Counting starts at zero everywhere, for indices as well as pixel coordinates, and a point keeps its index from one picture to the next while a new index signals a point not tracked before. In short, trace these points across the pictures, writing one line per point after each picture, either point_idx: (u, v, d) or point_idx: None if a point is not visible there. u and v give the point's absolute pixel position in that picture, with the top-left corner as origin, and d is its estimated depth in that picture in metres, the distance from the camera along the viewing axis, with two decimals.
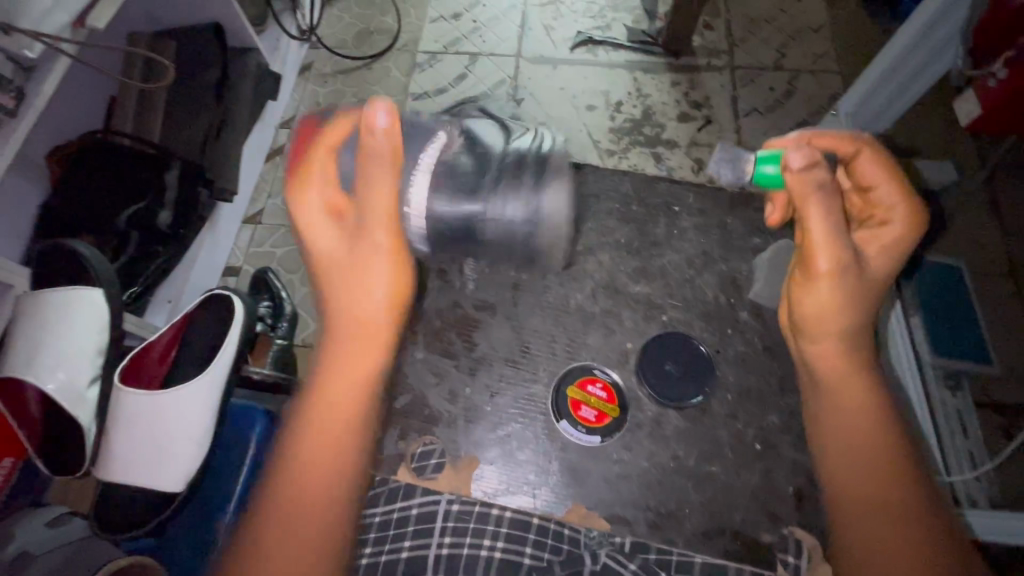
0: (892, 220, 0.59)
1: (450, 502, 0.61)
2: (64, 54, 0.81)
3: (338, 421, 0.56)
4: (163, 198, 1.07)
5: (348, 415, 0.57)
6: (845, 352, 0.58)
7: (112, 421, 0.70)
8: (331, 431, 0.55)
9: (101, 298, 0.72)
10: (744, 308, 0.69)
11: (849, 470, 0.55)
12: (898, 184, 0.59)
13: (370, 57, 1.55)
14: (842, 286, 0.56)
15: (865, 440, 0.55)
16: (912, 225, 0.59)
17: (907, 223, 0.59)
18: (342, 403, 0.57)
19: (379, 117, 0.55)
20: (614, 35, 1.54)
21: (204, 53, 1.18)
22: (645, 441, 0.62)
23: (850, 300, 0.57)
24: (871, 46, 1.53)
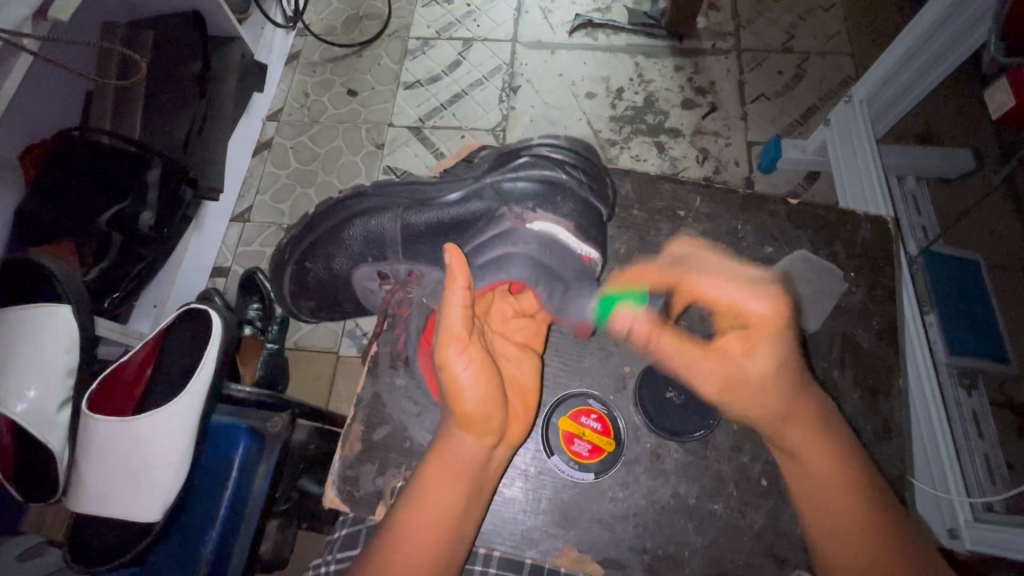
0: (754, 308, 0.60)
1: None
2: (26, 52, 0.76)
3: (437, 531, 0.49)
4: (144, 199, 1.02)
5: (448, 525, 0.50)
6: (814, 430, 0.54)
7: (83, 449, 0.67)
8: (435, 518, 0.49)
9: (71, 315, 0.69)
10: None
11: (821, 509, 0.53)
12: (743, 284, 0.62)
13: (360, 45, 1.49)
14: (751, 387, 0.57)
15: (834, 479, 0.53)
16: (757, 303, 0.60)
17: (766, 304, 0.60)
18: (439, 523, 0.49)
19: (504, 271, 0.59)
20: (614, 18, 1.47)
21: (184, 47, 1.12)
22: (643, 476, 0.58)
23: (772, 389, 0.56)
24: (885, 26, 1.46)
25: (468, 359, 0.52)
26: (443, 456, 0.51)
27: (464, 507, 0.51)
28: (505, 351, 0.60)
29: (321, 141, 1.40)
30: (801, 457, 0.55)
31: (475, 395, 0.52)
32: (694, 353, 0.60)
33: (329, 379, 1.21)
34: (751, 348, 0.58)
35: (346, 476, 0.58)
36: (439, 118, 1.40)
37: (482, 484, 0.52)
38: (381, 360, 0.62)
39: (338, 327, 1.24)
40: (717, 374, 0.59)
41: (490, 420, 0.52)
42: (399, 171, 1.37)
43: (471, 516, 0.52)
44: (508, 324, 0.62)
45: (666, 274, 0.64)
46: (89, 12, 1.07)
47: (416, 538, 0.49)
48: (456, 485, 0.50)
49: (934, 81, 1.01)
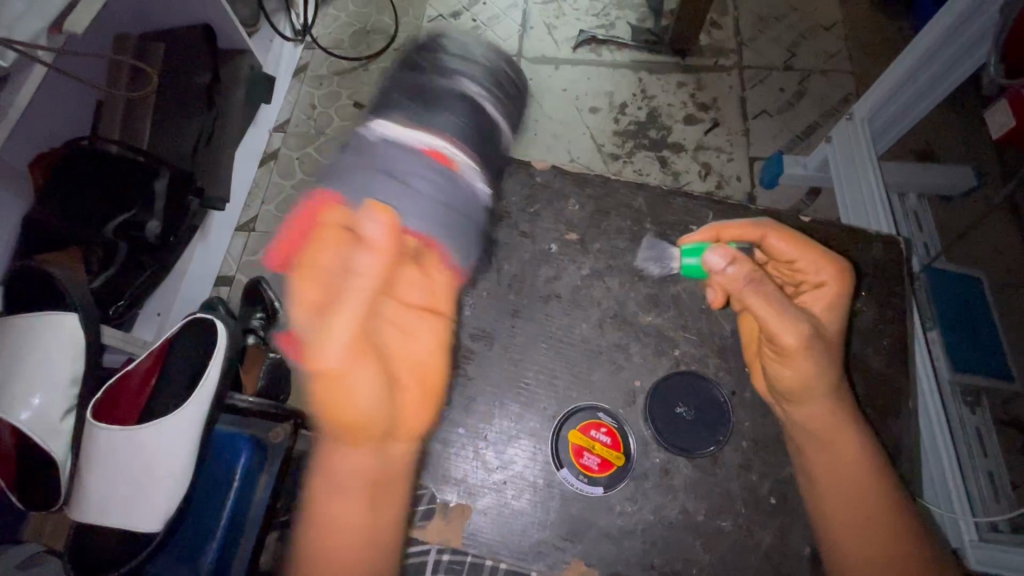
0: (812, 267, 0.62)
1: (439, 552, 0.58)
2: (41, 63, 0.77)
3: (357, 543, 0.56)
4: (151, 207, 1.02)
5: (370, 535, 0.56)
6: (832, 412, 0.58)
7: (85, 459, 0.66)
8: (348, 530, 0.56)
9: (77, 324, 0.70)
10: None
11: (834, 480, 0.57)
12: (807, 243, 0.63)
13: (366, 59, 1.50)
14: (816, 355, 0.57)
15: (844, 453, 0.57)
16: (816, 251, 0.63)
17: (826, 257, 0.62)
18: (351, 533, 0.56)
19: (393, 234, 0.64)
20: (618, 34, 1.49)
21: (195, 59, 1.14)
22: (651, 491, 0.58)
23: (818, 367, 0.58)
24: (885, 45, 1.48)
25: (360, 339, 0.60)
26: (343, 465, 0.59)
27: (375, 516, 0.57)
28: (387, 320, 0.64)
29: (328, 152, 1.41)
30: (834, 447, 0.57)
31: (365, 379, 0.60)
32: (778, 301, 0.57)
33: None
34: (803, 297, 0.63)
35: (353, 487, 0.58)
36: None
37: (392, 470, 0.58)
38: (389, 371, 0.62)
39: None
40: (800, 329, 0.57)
41: (375, 391, 0.59)
42: None
43: (388, 503, 0.57)
44: (410, 282, 0.65)
45: (732, 229, 0.65)
46: (102, 25, 1.08)
47: (342, 527, 0.56)
48: (358, 497, 0.57)
49: (928, 107, 1.04)
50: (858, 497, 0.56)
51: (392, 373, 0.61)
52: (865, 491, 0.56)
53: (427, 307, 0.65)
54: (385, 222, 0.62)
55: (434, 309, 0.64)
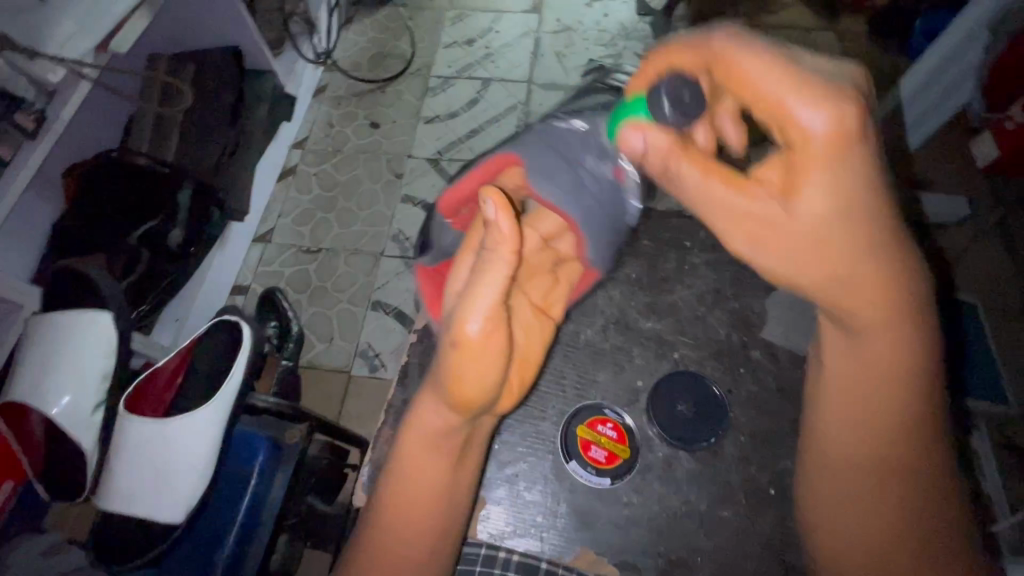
0: (814, 192, 0.45)
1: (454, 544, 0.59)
2: (87, 79, 0.82)
3: (440, 505, 0.52)
4: (175, 217, 1.07)
5: (456, 498, 0.53)
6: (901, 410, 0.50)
7: (115, 452, 0.70)
8: (418, 497, 0.51)
9: (110, 321, 0.74)
10: (754, 347, 0.67)
11: (835, 432, 0.51)
12: (862, 158, 0.44)
13: (383, 81, 1.57)
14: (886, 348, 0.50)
15: (875, 382, 0.50)
16: (833, 161, 0.43)
17: (852, 161, 0.43)
18: (433, 509, 0.51)
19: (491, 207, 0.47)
20: (625, 64, 1.56)
21: (224, 77, 1.20)
22: (656, 484, 0.61)
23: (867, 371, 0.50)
24: (880, 80, 1.54)
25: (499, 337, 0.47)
26: (438, 449, 0.51)
27: (451, 481, 0.52)
28: (522, 312, 0.55)
29: (344, 169, 1.47)
30: (894, 454, 0.50)
31: (478, 374, 0.47)
32: (708, 175, 0.48)
33: (341, 397, 1.24)
34: (795, 187, 0.45)
35: (373, 479, 0.61)
36: (456, 151, 1.47)
37: (471, 442, 0.53)
38: (410, 371, 0.66)
39: (352, 346, 1.28)
40: (760, 217, 0.47)
41: (486, 376, 0.47)
42: (416, 199, 1.43)
43: (468, 470, 0.54)
44: (543, 269, 0.59)
45: (743, 75, 0.45)
46: (139, 46, 1.15)
47: (415, 483, 0.51)
48: (436, 465, 0.52)
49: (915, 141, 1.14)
50: (861, 445, 0.50)
51: (507, 367, 0.48)
52: (872, 447, 0.50)
53: (546, 304, 0.58)
54: (507, 219, 0.46)
55: (553, 308, 0.58)
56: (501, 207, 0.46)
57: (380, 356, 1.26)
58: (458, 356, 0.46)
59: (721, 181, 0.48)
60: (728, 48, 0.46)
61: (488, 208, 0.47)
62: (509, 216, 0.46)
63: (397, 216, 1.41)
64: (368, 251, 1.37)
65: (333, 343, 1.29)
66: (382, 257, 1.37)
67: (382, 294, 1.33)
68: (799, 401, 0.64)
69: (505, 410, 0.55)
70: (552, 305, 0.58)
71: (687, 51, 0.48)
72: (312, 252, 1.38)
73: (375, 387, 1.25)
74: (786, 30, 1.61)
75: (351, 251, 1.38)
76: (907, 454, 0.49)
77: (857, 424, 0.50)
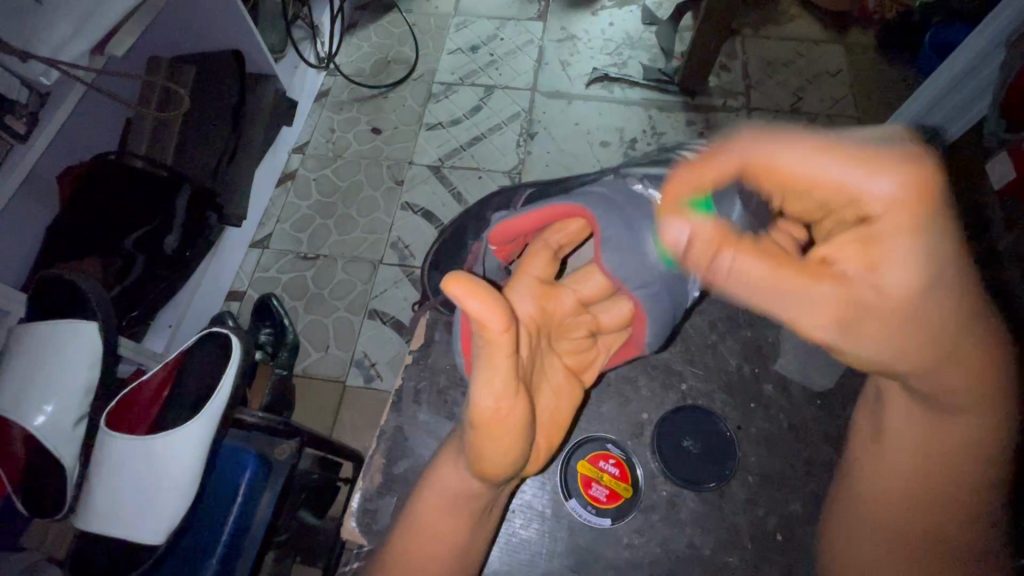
0: (895, 266, 0.44)
1: None
2: (81, 82, 0.81)
3: (449, 556, 0.50)
4: (171, 221, 1.05)
5: (467, 548, 0.51)
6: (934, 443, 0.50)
7: (97, 470, 0.67)
8: (431, 538, 0.49)
9: (96, 332, 0.72)
10: (769, 380, 0.65)
11: (890, 478, 0.51)
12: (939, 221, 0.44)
13: (385, 87, 1.56)
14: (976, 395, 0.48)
15: (975, 433, 0.49)
16: (909, 231, 0.44)
17: (924, 231, 0.44)
18: (436, 557, 0.49)
19: (472, 301, 0.41)
20: (630, 73, 1.54)
21: (223, 81, 1.18)
22: (659, 525, 0.58)
23: (966, 417, 0.49)
24: (889, 92, 1.52)
25: (510, 420, 0.43)
26: (449, 497, 0.49)
27: (466, 535, 0.50)
28: (555, 375, 0.53)
29: (344, 175, 1.45)
30: (905, 443, 0.51)
31: (496, 449, 0.45)
32: (770, 269, 0.47)
33: (335, 409, 1.21)
34: (876, 264, 0.44)
35: (366, 508, 0.59)
36: (458, 159, 1.45)
37: (494, 501, 0.52)
38: (404, 395, 0.64)
39: (349, 355, 1.26)
40: (833, 297, 0.45)
41: (509, 453, 0.45)
42: (416, 207, 1.41)
43: (486, 521, 0.52)
44: (577, 336, 0.56)
45: (796, 156, 0.46)
46: (139, 47, 1.13)
47: (433, 527, 0.49)
48: (457, 516, 0.50)
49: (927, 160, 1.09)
50: (900, 535, 0.50)
51: (528, 436, 0.46)
52: (921, 522, 0.49)
53: (579, 366, 0.56)
54: (476, 305, 0.41)
55: (587, 370, 0.57)
56: (469, 295, 0.41)
57: (377, 367, 1.24)
58: (477, 429, 0.44)
59: (792, 268, 0.47)
60: (770, 147, 0.47)
61: (451, 298, 0.41)
62: (480, 300, 0.41)
63: (397, 224, 1.39)
64: (367, 259, 1.35)
65: (329, 352, 1.27)
66: (381, 265, 1.35)
67: (381, 303, 1.31)
68: (809, 441, 0.62)
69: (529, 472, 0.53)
70: (586, 367, 0.57)
71: (749, 141, 0.48)
72: (310, 259, 1.36)
73: (371, 400, 1.22)
74: (793, 41, 1.59)
75: (349, 258, 1.36)
76: (963, 499, 0.48)
77: (918, 488, 0.50)
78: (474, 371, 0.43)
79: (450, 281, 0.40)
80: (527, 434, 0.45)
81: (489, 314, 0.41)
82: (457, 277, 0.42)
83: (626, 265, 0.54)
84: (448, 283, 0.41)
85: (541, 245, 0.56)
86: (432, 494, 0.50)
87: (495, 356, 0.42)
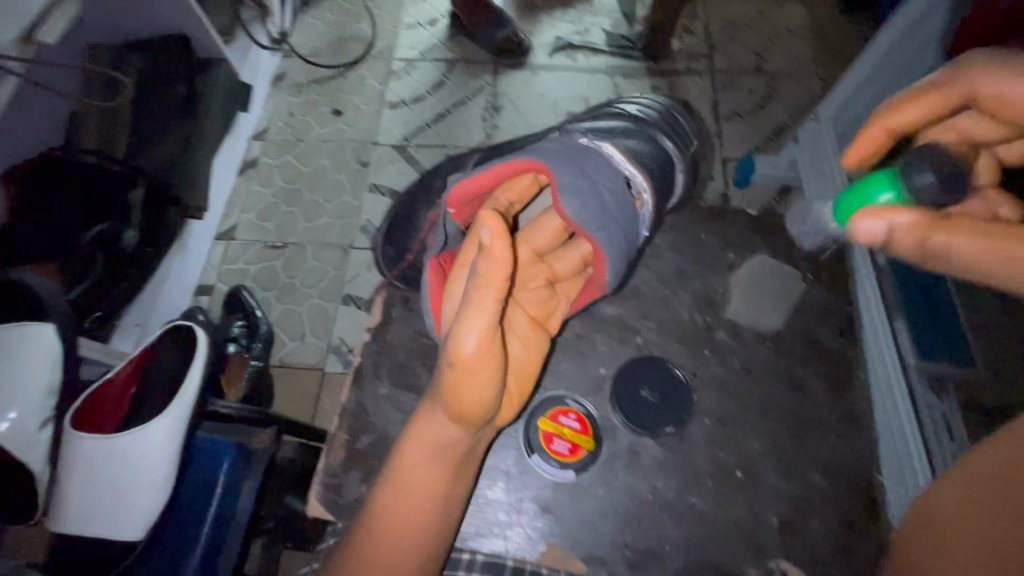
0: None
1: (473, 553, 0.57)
2: (16, 75, 0.76)
3: (431, 507, 0.51)
4: (127, 216, 1.02)
5: (447, 500, 0.51)
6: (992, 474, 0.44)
7: (65, 470, 0.65)
8: (411, 488, 0.50)
9: (54, 333, 0.69)
10: (721, 327, 0.66)
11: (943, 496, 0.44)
12: None
13: (344, 66, 1.51)
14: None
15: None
16: None
17: None
18: (417, 509, 0.50)
19: (494, 242, 0.45)
20: (593, 40, 1.52)
21: (170, 67, 1.14)
22: (622, 474, 0.60)
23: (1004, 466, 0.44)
24: (848, 48, 1.53)
25: (492, 363, 0.48)
26: (433, 440, 0.51)
27: (448, 487, 0.51)
28: (519, 325, 0.57)
29: (307, 160, 1.42)
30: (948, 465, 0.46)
31: (474, 389, 0.48)
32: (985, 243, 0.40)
33: (315, 396, 1.21)
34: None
35: (329, 485, 0.60)
36: (424, 136, 1.43)
37: (473, 451, 0.53)
38: (364, 370, 0.64)
39: (326, 343, 1.25)
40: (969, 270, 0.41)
41: (486, 395, 0.49)
42: (385, 188, 1.38)
43: (466, 474, 0.53)
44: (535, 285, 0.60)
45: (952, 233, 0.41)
46: (75, 34, 1.08)
47: (411, 482, 0.50)
48: (436, 465, 0.51)
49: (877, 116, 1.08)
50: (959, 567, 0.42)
51: (501, 381, 0.50)
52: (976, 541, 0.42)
53: (543, 315, 0.59)
54: (502, 245, 0.45)
55: (551, 319, 0.60)
56: (497, 234, 0.44)
57: (353, 349, 1.24)
58: (457, 370, 0.47)
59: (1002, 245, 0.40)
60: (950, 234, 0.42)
61: (488, 237, 0.45)
62: (501, 244, 0.45)
63: (365, 207, 1.36)
64: (338, 245, 1.33)
65: (305, 341, 1.25)
66: (352, 250, 1.33)
67: (355, 288, 1.30)
68: (764, 383, 0.64)
69: (503, 422, 0.55)
70: (550, 315, 0.60)
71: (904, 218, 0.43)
72: (278, 248, 1.33)
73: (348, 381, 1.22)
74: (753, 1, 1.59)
75: (319, 245, 1.33)
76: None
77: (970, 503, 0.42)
78: (466, 318, 0.46)
79: (490, 217, 0.44)
80: (500, 379, 0.49)
81: (501, 258, 0.45)
82: (492, 217, 0.45)
83: (591, 211, 0.55)
84: (488, 217, 0.45)
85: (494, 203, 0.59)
86: (410, 444, 0.51)
87: (493, 300, 0.46)
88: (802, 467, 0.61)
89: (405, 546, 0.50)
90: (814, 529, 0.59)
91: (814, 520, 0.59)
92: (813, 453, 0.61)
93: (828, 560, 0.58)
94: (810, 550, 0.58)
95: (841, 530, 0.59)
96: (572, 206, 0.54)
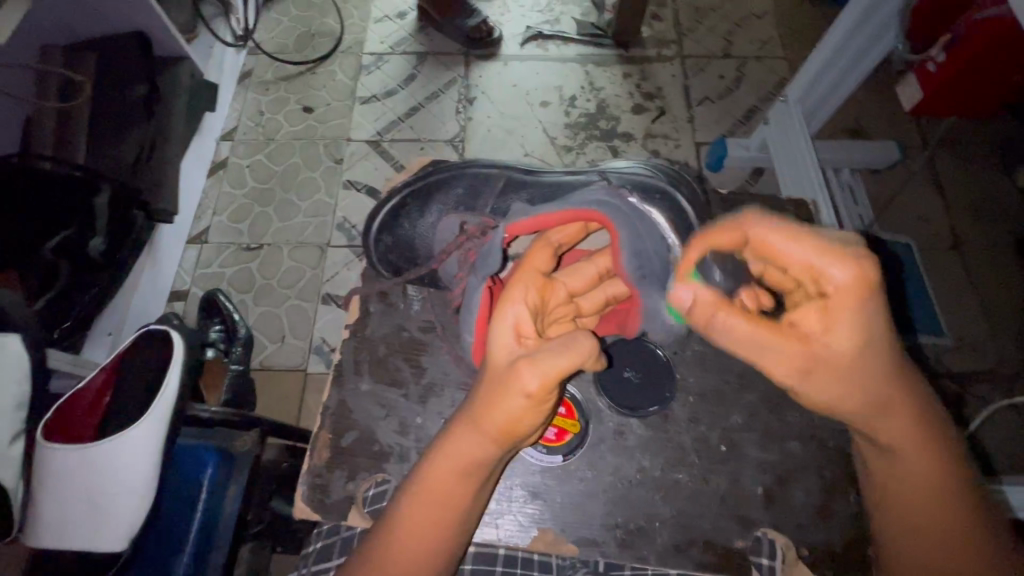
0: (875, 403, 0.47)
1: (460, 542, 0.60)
2: None
3: (454, 523, 0.50)
4: (91, 224, 0.97)
5: (466, 515, 0.51)
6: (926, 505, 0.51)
7: (38, 484, 0.63)
8: (439, 503, 0.49)
9: (19, 342, 0.66)
10: None
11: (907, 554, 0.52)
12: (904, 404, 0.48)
13: (311, 63, 1.49)
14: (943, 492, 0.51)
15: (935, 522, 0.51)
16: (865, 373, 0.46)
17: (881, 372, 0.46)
18: (443, 523, 0.50)
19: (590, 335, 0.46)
20: (563, 29, 1.52)
21: (128, 67, 1.10)
22: (608, 455, 0.61)
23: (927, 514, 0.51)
24: (813, 30, 1.56)
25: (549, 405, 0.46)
26: (477, 465, 0.49)
27: (468, 503, 0.51)
28: None
29: (278, 159, 1.39)
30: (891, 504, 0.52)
31: (524, 419, 0.46)
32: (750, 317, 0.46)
33: (299, 397, 1.19)
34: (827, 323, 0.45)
35: (315, 484, 0.59)
36: (397, 131, 1.41)
37: (496, 471, 0.52)
38: (345, 366, 0.64)
39: (306, 343, 1.23)
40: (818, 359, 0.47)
41: (525, 420, 0.46)
42: (359, 184, 1.37)
43: (484, 488, 0.52)
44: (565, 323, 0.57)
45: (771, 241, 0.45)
46: (26, 35, 1.03)
47: (437, 495, 0.49)
48: (465, 480, 0.49)
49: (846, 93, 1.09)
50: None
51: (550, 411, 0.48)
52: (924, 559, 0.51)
53: None
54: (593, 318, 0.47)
55: None
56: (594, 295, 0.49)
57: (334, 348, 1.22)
58: (520, 399, 0.45)
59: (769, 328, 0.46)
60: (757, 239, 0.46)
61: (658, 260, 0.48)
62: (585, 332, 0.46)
63: (340, 204, 1.35)
64: (314, 243, 1.31)
65: (285, 343, 1.23)
66: (329, 248, 1.31)
67: (333, 286, 1.28)
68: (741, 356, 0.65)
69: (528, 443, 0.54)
70: None
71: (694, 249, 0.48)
72: (253, 250, 1.31)
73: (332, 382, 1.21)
74: None
75: (295, 244, 1.31)
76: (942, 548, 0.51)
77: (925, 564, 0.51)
78: (538, 357, 0.44)
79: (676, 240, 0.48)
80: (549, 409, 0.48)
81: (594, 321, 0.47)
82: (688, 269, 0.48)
83: (648, 268, 0.55)
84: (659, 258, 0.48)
85: (546, 242, 0.54)
86: (443, 462, 0.49)
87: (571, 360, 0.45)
88: (782, 438, 0.62)
89: (432, 558, 0.50)
90: (796, 497, 0.60)
91: (796, 489, 0.60)
92: (793, 425, 0.63)
93: (812, 528, 0.59)
94: (795, 519, 0.60)
95: (822, 497, 0.60)
96: (630, 261, 0.54)
